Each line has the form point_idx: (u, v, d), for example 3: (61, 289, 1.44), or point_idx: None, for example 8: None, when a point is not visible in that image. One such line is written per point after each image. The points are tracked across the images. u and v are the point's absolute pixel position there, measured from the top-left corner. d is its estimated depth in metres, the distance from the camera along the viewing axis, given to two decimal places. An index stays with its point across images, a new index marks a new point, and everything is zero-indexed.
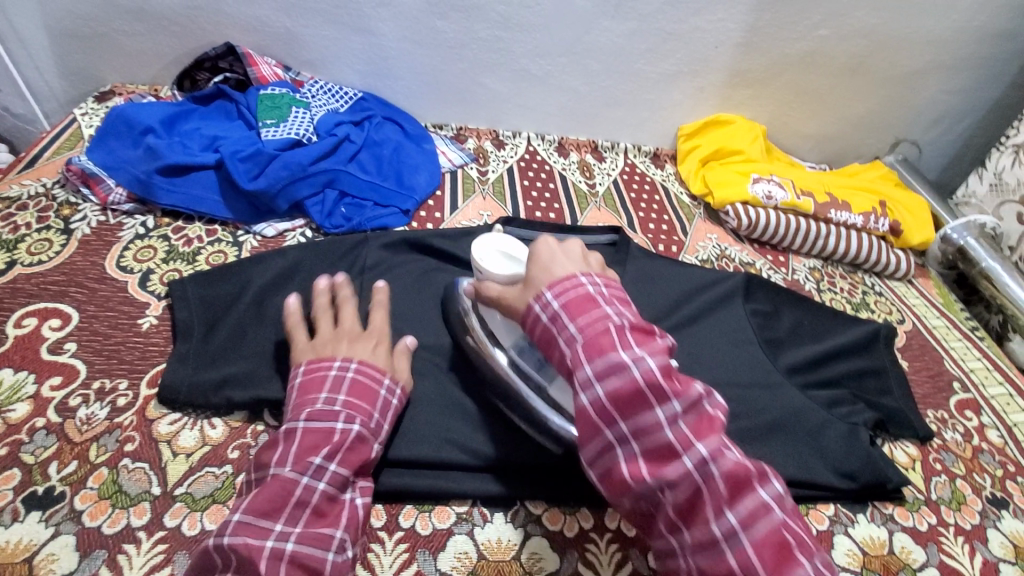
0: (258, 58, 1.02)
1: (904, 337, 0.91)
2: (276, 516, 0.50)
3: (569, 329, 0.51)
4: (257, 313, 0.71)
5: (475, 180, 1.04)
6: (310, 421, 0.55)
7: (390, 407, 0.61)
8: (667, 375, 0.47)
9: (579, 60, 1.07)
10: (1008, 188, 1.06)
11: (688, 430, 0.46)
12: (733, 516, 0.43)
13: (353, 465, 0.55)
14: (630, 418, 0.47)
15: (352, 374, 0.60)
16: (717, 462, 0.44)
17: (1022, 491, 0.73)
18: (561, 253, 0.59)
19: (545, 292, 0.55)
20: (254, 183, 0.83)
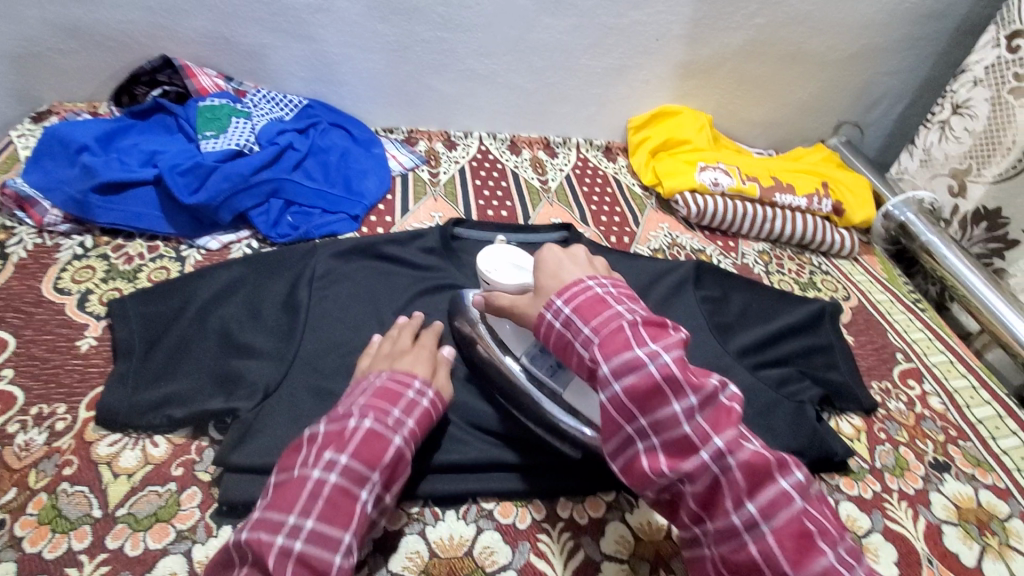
0: (197, 70, 1.01)
1: (850, 313, 0.94)
2: (288, 512, 0.49)
3: (584, 332, 0.53)
4: (200, 328, 0.70)
5: (426, 182, 1.04)
6: (332, 421, 0.55)
7: (417, 407, 0.58)
8: (685, 370, 0.49)
9: (523, 58, 1.07)
10: (937, 162, 1.10)
11: (706, 424, 0.47)
12: (753, 506, 0.45)
13: (370, 461, 0.53)
14: (649, 413, 0.48)
15: (382, 380, 0.60)
16: (737, 456, 0.46)
17: (964, 453, 0.75)
18: (567, 258, 0.62)
19: (555, 300, 0.56)
20: (194, 197, 0.81)
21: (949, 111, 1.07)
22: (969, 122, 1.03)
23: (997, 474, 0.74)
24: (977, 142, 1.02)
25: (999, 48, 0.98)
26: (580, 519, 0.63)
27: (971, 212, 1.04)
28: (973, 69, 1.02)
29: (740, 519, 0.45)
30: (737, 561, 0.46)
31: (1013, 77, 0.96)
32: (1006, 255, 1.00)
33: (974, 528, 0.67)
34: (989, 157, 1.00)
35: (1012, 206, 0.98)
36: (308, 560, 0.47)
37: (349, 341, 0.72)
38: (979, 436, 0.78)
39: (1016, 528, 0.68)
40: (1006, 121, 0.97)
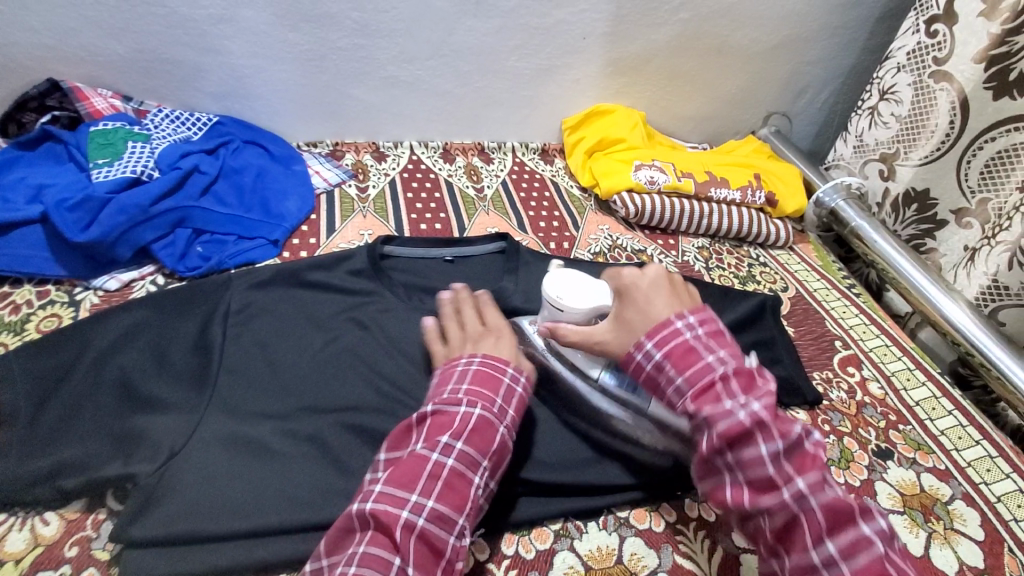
0: (89, 90, 0.91)
1: (789, 303, 0.95)
2: (411, 489, 0.50)
3: (675, 379, 0.55)
4: (95, 382, 0.62)
5: (355, 198, 0.98)
6: (439, 406, 0.56)
7: (514, 395, 0.59)
8: (773, 416, 0.52)
9: (449, 62, 1.03)
10: (868, 147, 1.12)
11: (790, 467, 0.50)
12: (834, 546, 0.48)
13: (481, 446, 0.54)
14: (734, 451, 0.51)
15: (477, 365, 0.59)
16: (818, 497, 0.49)
17: (904, 438, 0.76)
18: (650, 288, 0.62)
19: (645, 341, 0.58)
20: (86, 234, 0.73)
21: (876, 97, 1.09)
22: (896, 107, 1.05)
23: (936, 455, 0.75)
24: (903, 127, 1.04)
25: (919, 34, 1.00)
26: (527, 554, 0.59)
27: (901, 194, 1.06)
28: (896, 55, 1.04)
29: (819, 557, 0.48)
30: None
31: (932, 62, 0.98)
32: (937, 236, 1.02)
33: (921, 514, 0.68)
34: (915, 140, 1.02)
35: (938, 186, 1.00)
36: (429, 539, 0.49)
37: (270, 384, 0.66)
38: (917, 419, 0.79)
39: (959, 509, 0.70)
40: (929, 104, 0.99)
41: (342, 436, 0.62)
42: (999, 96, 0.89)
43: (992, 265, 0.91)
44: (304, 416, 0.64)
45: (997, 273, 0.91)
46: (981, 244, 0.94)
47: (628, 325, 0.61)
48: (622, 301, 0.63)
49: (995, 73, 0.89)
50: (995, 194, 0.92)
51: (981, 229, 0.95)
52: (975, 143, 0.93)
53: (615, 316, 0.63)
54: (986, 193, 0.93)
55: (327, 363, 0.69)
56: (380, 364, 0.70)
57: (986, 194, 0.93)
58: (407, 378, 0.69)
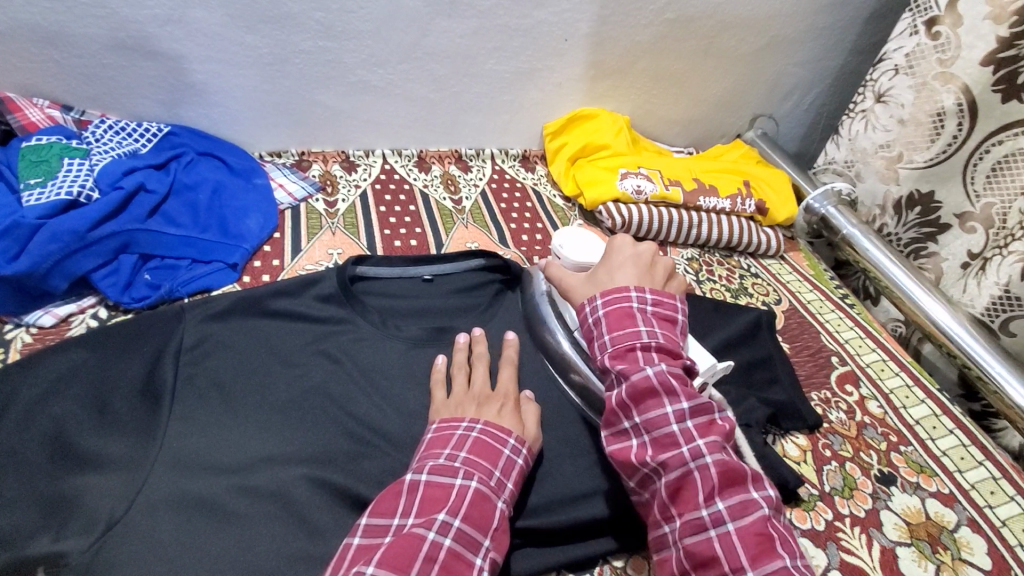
0: (22, 101, 0.82)
1: (783, 318, 0.91)
2: (407, 570, 0.45)
3: (605, 338, 0.59)
4: (22, 440, 0.54)
5: (322, 214, 0.91)
6: (434, 474, 0.52)
7: (514, 468, 0.56)
8: (682, 383, 0.54)
9: (422, 66, 0.96)
10: (865, 151, 1.09)
11: (694, 428, 0.52)
12: (721, 503, 0.49)
13: (479, 524, 0.50)
14: (644, 411, 0.53)
15: (477, 433, 0.57)
16: (715, 458, 0.50)
17: (906, 461, 0.73)
18: (632, 257, 0.65)
19: (596, 298, 0.61)
20: (13, 265, 0.64)
21: (871, 100, 1.07)
22: (895, 110, 1.02)
23: (940, 478, 0.72)
24: (904, 129, 1.01)
25: (917, 35, 0.97)
26: None
27: (904, 196, 1.04)
28: (892, 57, 1.01)
29: (708, 513, 0.49)
30: (699, 554, 0.47)
31: (937, 64, 0.94)
32: (939, 240, 0.99)
33: (928, 545, 0.65)
34: (919, 143, 0.99)
35: (944, 190, 0.97)
36: None
37: (228, 432, 0.59)
38: (918, 438, 0.76)
39: (966, 537, 0.67)
40: (932, 104, 0.96)
41: (309, 490, 0.56)
42: (1008, 98, 0.86)
43: (1004, 274, 0.88)
44: (269, 470, 0.57)
45: (1009, 282, 0.87)
46: (991, 252, 0.90)
47: (599, 284, 0.64)
48: (602, 261, 0.66)
49: (1003, 76, 0.86)
50: (1000, 199, 0.89)
51: (988, 236, 0.92)
52: (982, 146, 0.91)
53: (590, 274, 0.66)
54: (994, 199, 0.90)
55: (293, 405, 0.63)
56: (352, 403, 0.64)
57: (991, 198, 0.90)
58: (382, 419, 0.63)
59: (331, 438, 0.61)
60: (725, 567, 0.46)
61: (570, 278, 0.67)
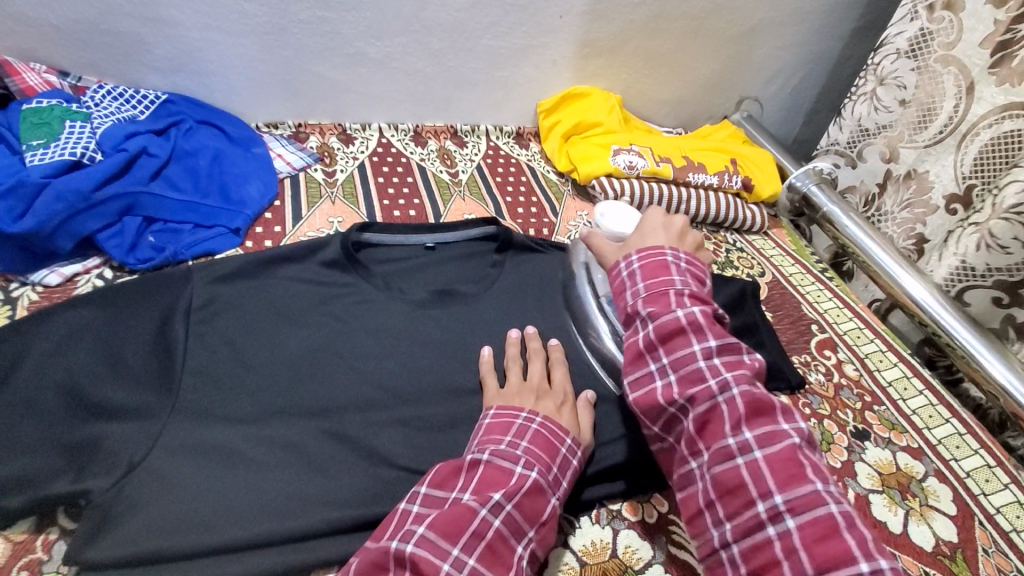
0: (20, 65, 0.81)
1: (765, 289, 0.95)
2: (454, 541, 0.47)
3: (639, 286, 0.62)
4: (36, 390, 0.55)
5: (321, 183, 0.92)
6: (495, 457, 0.54)
7: (569, 468, 0.58)
8: (708, 323, 0.58)
9: (420, 39, 0.98)
10: (869, 132, 1.13)
11: (721, 365, 0.56)
12: (749, 433, 0.52)
13: (531, 513, 0.52)
14: (671, 349, 0.58)
15: (538, 425, 0.58)
16: (741, 391, 0.54)
17: (880, 419, 0.78)
18: (659, 224, 0.68)
19: (632, 254, 0.65)
20: (19, 224, 0.65)
21: (873, 83, 1.11)
22: (899, 92, 1.06)
23: (910, 434, 0.77)
24: (907, 110, 1.05)
25: (918, 20, 1.01)
26: None
27: (903, 174, 1.08)
28: (895, 41, 1.05)
29: (735, 442, 0.52)
30: (726, 481, 0.51)
31: (939, 46, 0.98)
32: (927, 221, 1.04)
33: (897, 493, 0.70)
34: (923, 124, 1.02)
35: (935, 170, 1.01)
36: None
37: (239, 386, 0.61)
38: (890, 399, 0.81)
39: (933, 486, 0.71)
40: (933, 85, 1.00)
41: (320, 440, 0.59)
42: (1003, 80, 0.90)
43: (964, 245, 0.93)
44: (283, 421, 0.60)
45: (966, 255, 0.93)
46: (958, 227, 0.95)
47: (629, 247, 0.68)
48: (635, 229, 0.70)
49: (1000, 58, 0.90)
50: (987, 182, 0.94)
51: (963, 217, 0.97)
52: (975, 128, 0.94)
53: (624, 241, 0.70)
54: (977, 180, 0.96)
55: (302, 361, 0.65)
56: (359, 361, 0.66)
57: (976, 181, 0.96)
58: (389, 376, 0.65)
59: (339, 393, 0.63)
60: (753, 492, 0.50)
61: (606, 245, 0.71)
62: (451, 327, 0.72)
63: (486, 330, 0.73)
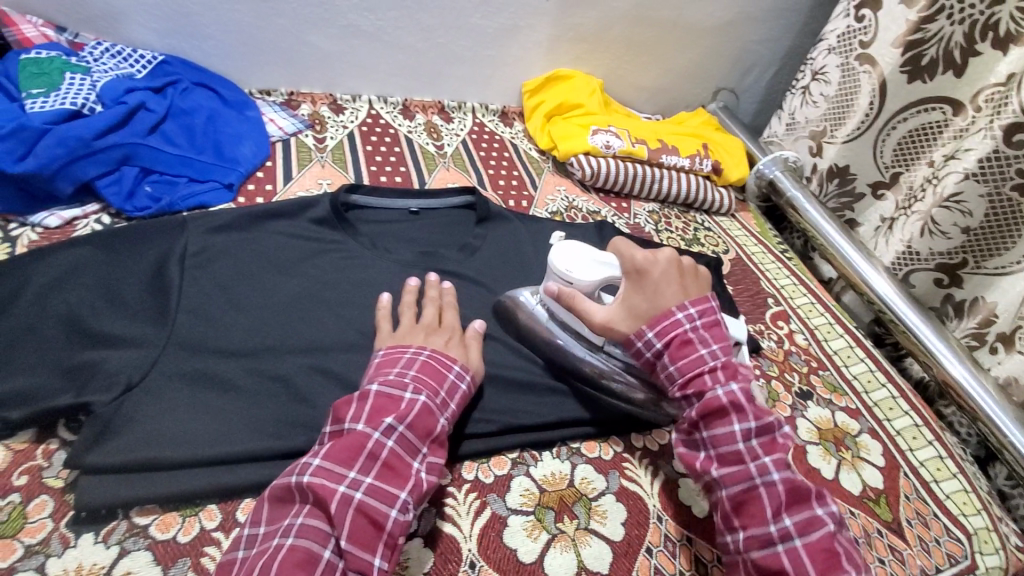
0: (16, 16, 0.85)
1: (729, 264, 1.02)
2: (349, 465, 0.51)
3: (670, 367, 0.61)
4: (39, 315, 0.59)
5: (312, 148, 0.96)
6: (384, 387, 0.57)
7: (458, 391, 0.61)
8: (749, 400, 0.58)
9: (411, 14, 1.02)
10: (799, 126, 1.21)
11: (759, 446, 0.57)
12: (789, 520, 0.53)
13: (422, 432, 0.56)
14: (711, 428, 0.58)
15: (425, 356, 0.62)
16: (781, 475, 0.55)
17: (823, 382, 0.85)
18: (661, 276, 0.64)
19: (645, 330, 0.62)
20: (21, 165, 0.69)
21: (808, 78, 1.18)
22: (825, 87, 1.14)
23: (849, 397, 0.84)
24: (831, 105, 1.13)
25: (847, 18, 1.08)
26: (485, 479, 0.62)
27: (826, 169, 1.16)
28: (829, 37, 1.12)
29: (776, 529, 0.53)
30: (767, 567, 0.52)
31: (859, 45, 1.06)
32: (855, 208, 1.14)
33: (833, 445, 0.77)
34: (842, 119, 1.11)
35: (858, 162, 1.10)
36: (368, 512, 0.50)
37: (229, 323, 0.65)
38: (834, 365, 0.88)
39: (865, 441, 0.79)
40: (852, 82, 1.08)
41: (306, 375, 0.63)
42: (912, 79, 0.99)
43: (907, 233, 1.02)
44: (270, 356, 0.64)
45: (911, 240, 1.02)
46: (898, 215, 1.05)
47: (638, 311, 0.64)
48: (633, 283, 0.65)
49: (910, 58, 0.99)
50: (907, 168, 1.03)
51: (895, 201, 1.06)
52: (890, 123, 1.04)
53: (622, 301, 0.66)
54: (899, 168, 1.04)
55: (290, 305, 0.69)
56: (343, 308, 0.71)
57: (899, 169, 1.04)
58: (371, 322, 0.70)
59: (323, 334, 0.68)
60: None
61: (603, 311, 0.66)
62: (431, 282, 0.77)
63: (463, 287, 0.78)
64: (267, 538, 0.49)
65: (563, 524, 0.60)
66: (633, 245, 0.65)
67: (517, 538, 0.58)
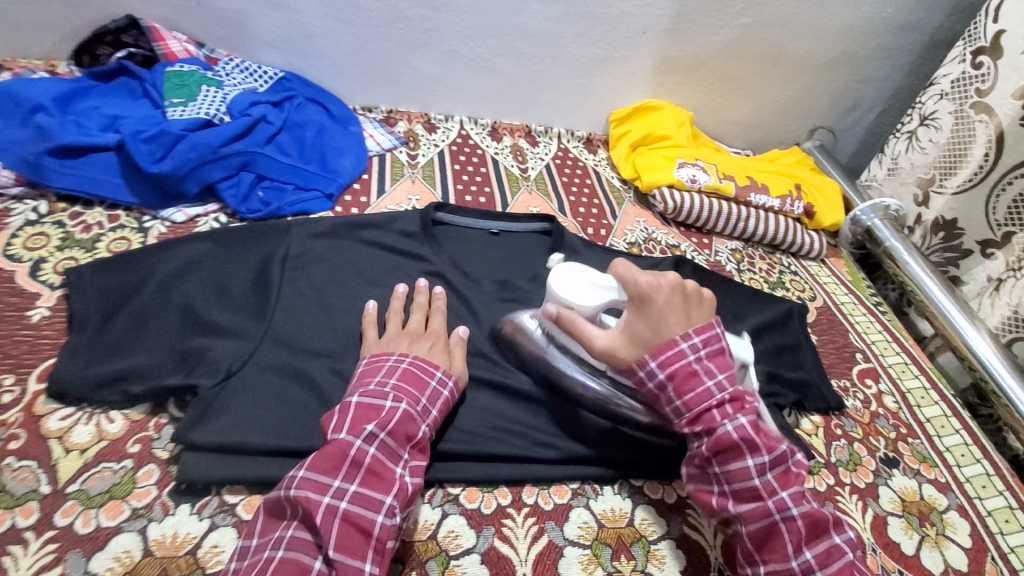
0: (166, 32, 0.95)
1: (815, 312, 0.97)
2: (334, 475, 0.53)
3: (676, 402, 0.60)
4: (162, 301, 0.66)
5: (405, 163, 1.02)
6: (365, 397, 0.58)
7: (440, 397, 0.62)
8: (760, 434, 0.58)
9: (509, 43, 1.06)
10: (904, 171, 1.14)
11: (775, 480, 0.57)
12: (810, 553, 0.54)
13: (402, 437, 0.57)
14: (725, 463, 0.58)
15: (407, 364, 0.63)
16: (800, 510, 0.55)
17: (912, 451, 0.79)
18: (666, 304, 0.61)
19: (648, 359, 0.60)
20: (159, 166, 0.78)
21: (916, 122, 1.11)
22: (935, 134, 1.07)
23: (939, 469, 0.77)
24: (941, 153, 1.06)
25: (964, 63, 1.02)
26: (545, 505, 0.62)
27: (931, 221, 1.08)
28: (940, 82, 1.06)
29: (798, 564, 0.54)
30: None
31: (975, 92, 1.00)
32: (960, 264, 1.05)
33: (916, 519, 0.71)
34: (953, 169, 1.03)
35: (966, 216, 1.02)
36: (355, 520, 0.51)
37: (318, 325, 0.70)
38: (925, 434, 0.81)
39: (952, 519, 0.72)
40: (965, 131, 1.01)
41: None
42: None
43: (1016, 296, 0.94)
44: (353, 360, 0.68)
45: (1020, 305, 0.94)
46: (1007, 275, 0.96)
47: (640, 339, 0.61)
48: (636, 311, 0.62)
49: None
50: (1021, 228, 0.94)
51: (1006, 261, 0.97)
52: (1005, 178, 0.96)
53: (623, 330, 0.63)
54: (1013, 228, 0.95)
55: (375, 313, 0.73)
56: None
57: (1012, 228, 0.95)
58: None
59: None
60: None
61: (603, 336, 0.63)
62: (507, 301, 0.79)
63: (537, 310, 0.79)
64: (257, 551, 0.50)
65: (620, 563, 0.59)
66: (637, 267, 0.62)
67: (572, 570, 0.58)
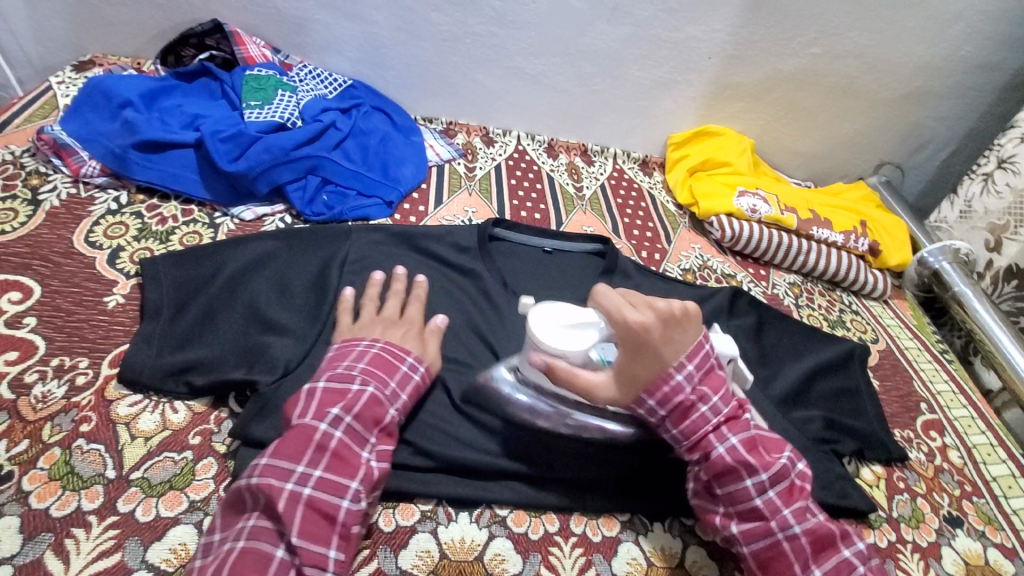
0: (247, 37, 0.98)
1: (877, 356, 0.92)
2: (297, 459, 0.52)
3: (673, 430, 0.58)
4: (229, 295, 0.68)
5: (462, 175, 1.02)
6: (331, 381, 0.57)
7: (410, 382, 0.62)
8: (756, 453, 0.57)
9: (573, 62, 1.06)
10: (976, 214, 1.09)
11: (777, 497, 0.55)
12: (819, 570, 0.53)
13: (369, 421, 0.57)
14: (725, 486, 0.56)
15: (377, 350, 0.63)
16: (804, 527, 0.54)
17: (978, 511, 0.74)
18: (660, 338, 0.58)
19: (646, 399, 0.58)
20: (234, 165, 0.81)
21: (993, 164, 1.06)
22: (1012, 178, 1.02)
23: (1006, 533, 0.72)
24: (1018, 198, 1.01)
25: None
26: (592, 536, 0.61)
27: (1004, 268, 1.03)
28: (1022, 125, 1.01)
29: None
30: None
31: None
32: None
33: None
34: None
35: None
36: (319, 506, 0.51)
37: None
38: (992, 494, 0.76)
39: None
40: None
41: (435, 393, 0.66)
42: None
43: None
44: None
45: None
46: None
47: (640, 380, 0.58)
48: (628, 350, 0.58)
49: None
50: None
51: None
52: None
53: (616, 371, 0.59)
54: None
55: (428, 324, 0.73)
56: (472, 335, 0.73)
57: None
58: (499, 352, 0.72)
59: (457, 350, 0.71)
60: None
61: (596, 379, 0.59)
62: None
63: None
64: (220, 545, 0.49)
65: None
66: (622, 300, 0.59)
67: None
